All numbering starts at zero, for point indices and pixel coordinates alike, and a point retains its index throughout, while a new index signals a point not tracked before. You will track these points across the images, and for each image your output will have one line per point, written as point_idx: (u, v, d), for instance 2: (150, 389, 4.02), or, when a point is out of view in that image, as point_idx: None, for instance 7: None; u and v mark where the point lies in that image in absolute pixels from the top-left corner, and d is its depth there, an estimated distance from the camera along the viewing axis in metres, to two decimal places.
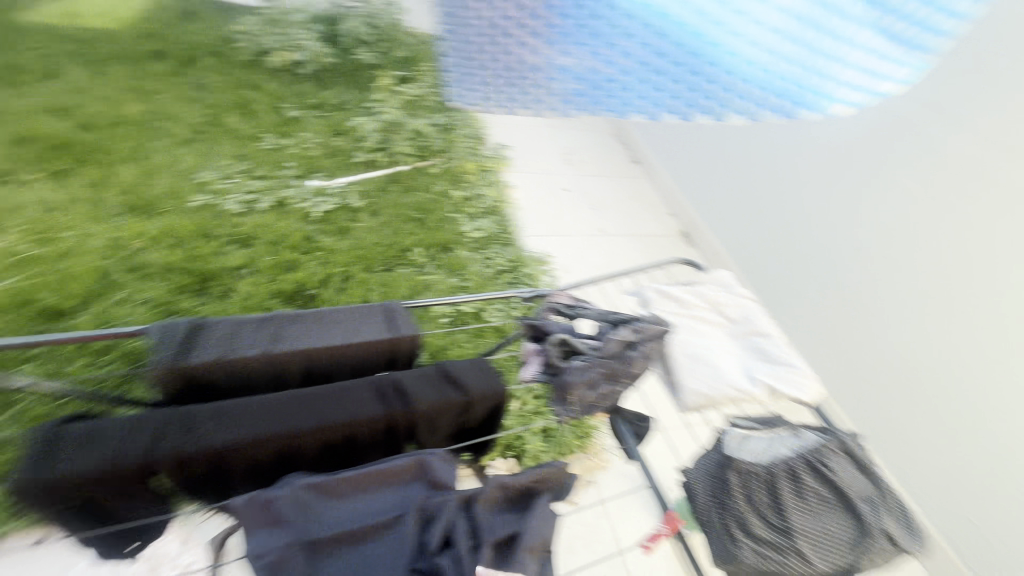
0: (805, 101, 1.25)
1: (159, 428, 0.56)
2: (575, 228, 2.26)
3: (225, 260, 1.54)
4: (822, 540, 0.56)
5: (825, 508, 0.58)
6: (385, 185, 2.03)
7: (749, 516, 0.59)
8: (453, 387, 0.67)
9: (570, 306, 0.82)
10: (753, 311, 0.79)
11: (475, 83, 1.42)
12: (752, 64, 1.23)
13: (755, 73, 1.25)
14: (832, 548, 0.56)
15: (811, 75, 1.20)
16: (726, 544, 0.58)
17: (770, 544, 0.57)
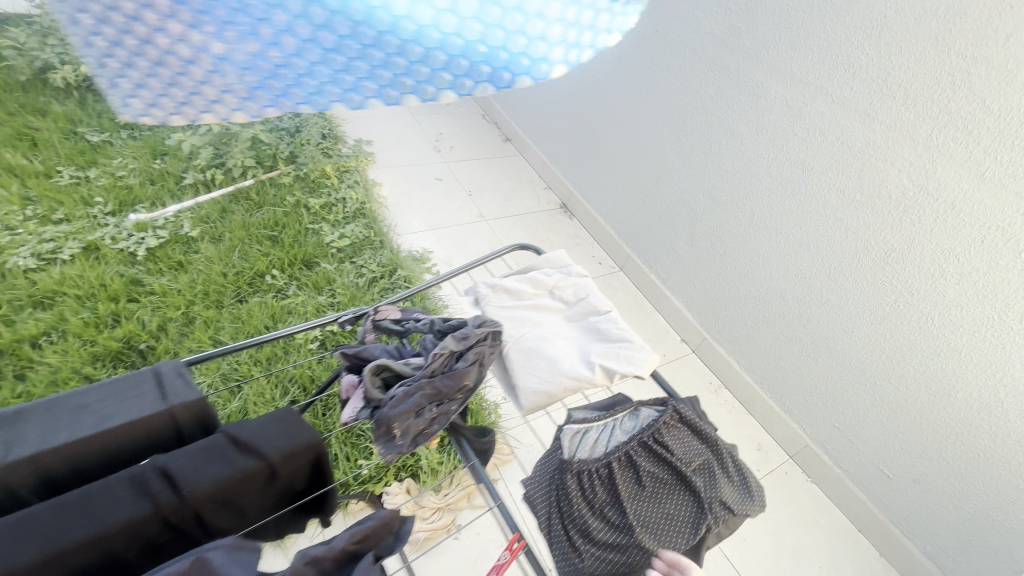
0: (504, 75, 0.37)
1: None
2: (453, 217, 2.16)
3: (17, 329, 1.27)
4: (660, 525, 0.61)
5: (661, 491, 0.62)
6: (226, 204, 1.78)
7: (588, 507, 0.63)
8: (242, 448, 0.55)
9: (400, 320, 0.73)
10: (585, 286, 0.75)
11: (143, 98, 0.36)
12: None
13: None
14: (669, 531, 0.61)
15: None
16: (568, 551, 0.62)
17: (614, 544, 0.60)
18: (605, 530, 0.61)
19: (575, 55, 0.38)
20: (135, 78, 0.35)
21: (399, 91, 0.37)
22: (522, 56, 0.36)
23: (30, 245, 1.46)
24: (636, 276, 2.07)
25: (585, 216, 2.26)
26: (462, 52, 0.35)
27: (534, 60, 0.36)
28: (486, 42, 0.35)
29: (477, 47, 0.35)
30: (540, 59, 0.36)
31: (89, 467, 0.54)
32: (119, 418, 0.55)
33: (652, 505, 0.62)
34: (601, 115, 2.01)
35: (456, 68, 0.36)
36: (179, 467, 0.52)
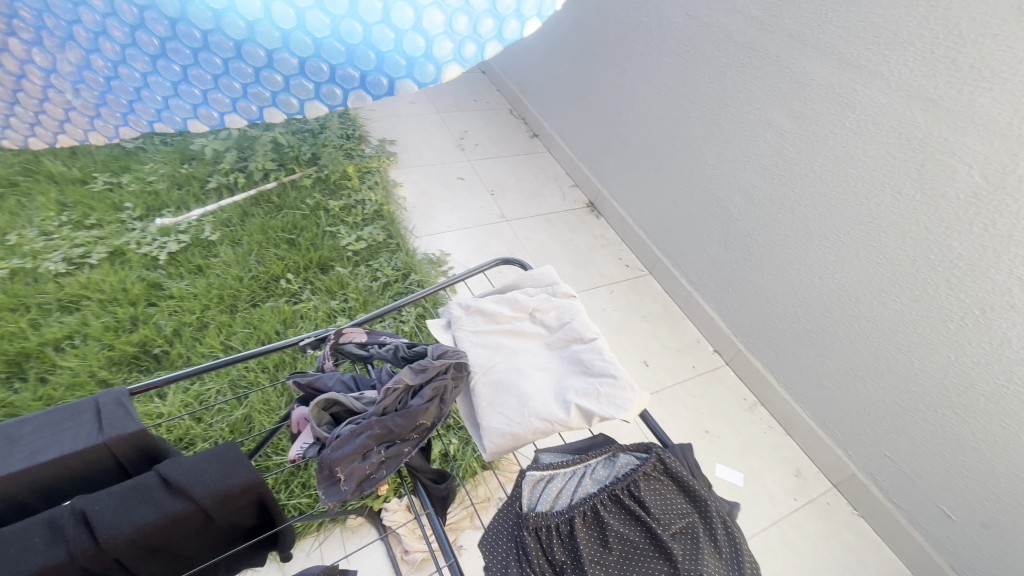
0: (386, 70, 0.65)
1: None
2: (474, 218, 2.10)
3: (43, 332, 1.33)
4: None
5: (629, 555, 0.57)
6: (248, 208, 1.80)
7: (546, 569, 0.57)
8: (173, 491, 0.51)
9: (366, 344, 0.67)
10: (570, 310, 0.66)
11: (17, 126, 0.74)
12: (272, 17, 0.58)
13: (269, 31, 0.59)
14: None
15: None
16: None
17: None
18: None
19: (465, 47, 0.66)
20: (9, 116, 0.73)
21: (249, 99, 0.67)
22: (396, 55, 0.64)
23: (62, 249, 1.52)
24: (666, 281, 1.94)
25: (613, 216, 2.14)
26: (325, 53, 0.62)
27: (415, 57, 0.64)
28: (371, 48, 0.63)
29: (339, 49, 0.62)
30: (420, 55, 0.64)
31: (24, 499, 0.52)
32: (52, 451, 0.52)
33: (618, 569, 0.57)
34: (627, 107, 1.90)
35: (326, 68, 0.64)
36: (98, 511, 0.48)
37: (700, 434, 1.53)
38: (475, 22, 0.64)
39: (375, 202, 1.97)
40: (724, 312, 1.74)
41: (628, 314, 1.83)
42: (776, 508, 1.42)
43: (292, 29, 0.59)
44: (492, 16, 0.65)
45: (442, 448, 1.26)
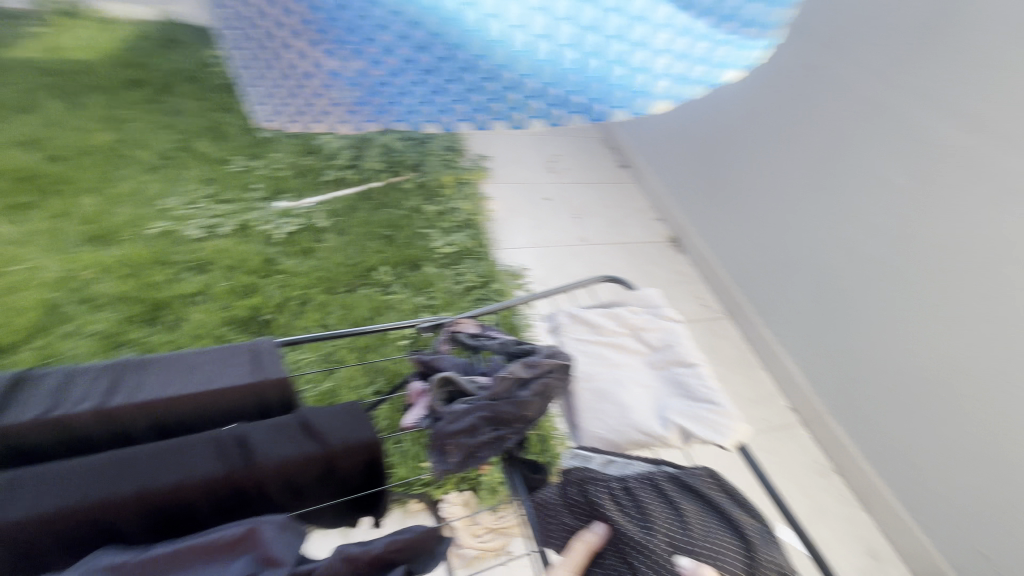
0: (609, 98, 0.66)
1: None
2: (556, 237, 2.16)
3: (178, 287, 1.53)
4: (682, 544, 0.64)
5: (679, 514, 0.67)
6: (356, 203, 1.97)
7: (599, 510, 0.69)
8: (310, 436, 0.59)
9: (476, 335, 0.74)
10: (675, 334, 0.69)
11: (273, 103, 0.66)
12: (521, 43, 0.62)
13: (523, 58, 0.62)
14: (688, 546, 0.64)
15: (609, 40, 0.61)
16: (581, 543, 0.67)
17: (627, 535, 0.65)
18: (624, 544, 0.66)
19: (662, 83, 0.64)
20: (267, 90, 0.65)
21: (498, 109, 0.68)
22: (616, 88, 0.65)
23: (201, 218, 1.74)
24: (744, 327, 1.89)
25: (696, 255, 2.12)
26: (555, 81, 0.64)
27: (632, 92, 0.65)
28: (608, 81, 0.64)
29: (571, 76, 0.64)
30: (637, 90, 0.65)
31: (192, 421, 0.61)
32: (220, 382, 0.62)
33: (674, 523, 0.66)
34: (728, 148, 1.89)
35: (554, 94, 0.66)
36: (256, 439, 0.57)
37: None
38: (694, 64, 0.63)
39: (466, 212, 2.07)
40: (805, 368, 1.67)
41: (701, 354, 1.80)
42: None
43: (542, 55, 0.62)
44: (709, 62, 0.62)
45: None
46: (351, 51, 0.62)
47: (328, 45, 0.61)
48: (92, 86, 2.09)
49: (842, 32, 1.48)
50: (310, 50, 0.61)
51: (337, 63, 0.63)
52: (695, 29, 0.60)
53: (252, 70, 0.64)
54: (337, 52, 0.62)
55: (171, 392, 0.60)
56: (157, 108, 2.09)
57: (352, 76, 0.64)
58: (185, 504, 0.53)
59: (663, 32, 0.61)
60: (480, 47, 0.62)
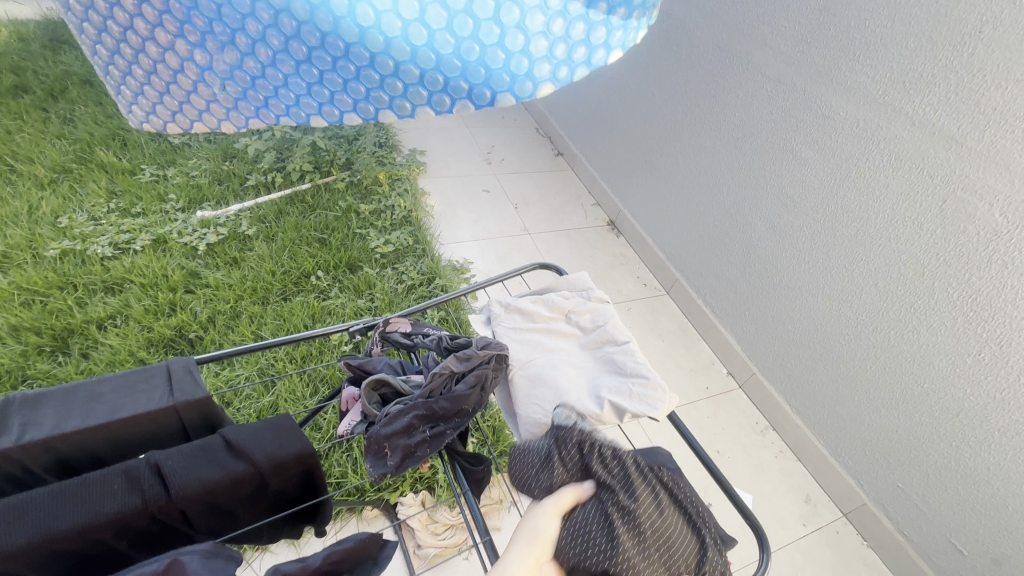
0: (483, 91, 0.38)
1: None
2: (497, 229, 2.16)
3: (88, 311, 1.40)
4: (663, 541, 0.50)
5: (664, 492, 0.54)
6: (284, 206, 1.87)
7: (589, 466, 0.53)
8: (233, 454, 0.56)
9: (410, 334, 0.72)
10: (604, 314, 0.71)
11: (141, 106, 0.42)
12: (383, 18, 0.34)
13: (401, 41, 0.35)
14: (667, 543, 0.51)
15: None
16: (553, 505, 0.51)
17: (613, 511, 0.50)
18: (610, 507, 0.50)
19: (563, 73, 0.39)
20: (133, 88, 0.41)
21: (374, 106, 0.39)
22: (502, 73, 0.37)
23: (109, 234, 1.60)
24: (682, 301, 1.97)
25: (634, 236, 2.18)
26: (437, 66, 0.36)
27: (517, 76, 0.38)
28: (485, 61, 0.36)
29: (454, 60, 0.36)
30: (524, 75, 0.38)
31: (100, 451, 0.56)
32: (128, 409, 0.57)
33: (655, 507, 0.52)
34: (654, 131, 1.94)
35: (434, 83, 0.37)
36: (170, 465, 0.53)
37: (711, 455, 1.55)
38: (576, 48, 0.38)
39: (402, 209, 2.02)
40: (739, 336, 1.76)
41: (645, 331, 1.86)
42: (785, 533, 1.43)
43: (413, 35, 0.35)
44: (592, 44, 0.38)
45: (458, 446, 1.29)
46: (221, 40, 0.36)
47: (183, 28, 0.36)
48: None
49: (746, 14, 1.53)
50: (163, 35, 0.37)
51: (201, 53, 0.37)
52: (571, 10, 0.36)
53: (114, 57, 0.40)
54: (199, 36, 0.36)
55: (70, 424, 0.54)
56: (46, 117, 1.89)
57: (222, 68, 0.38)
58: (93, 545, 0.49)
59: (538, 6, 0.35)
60: (335, 23, 0.34)
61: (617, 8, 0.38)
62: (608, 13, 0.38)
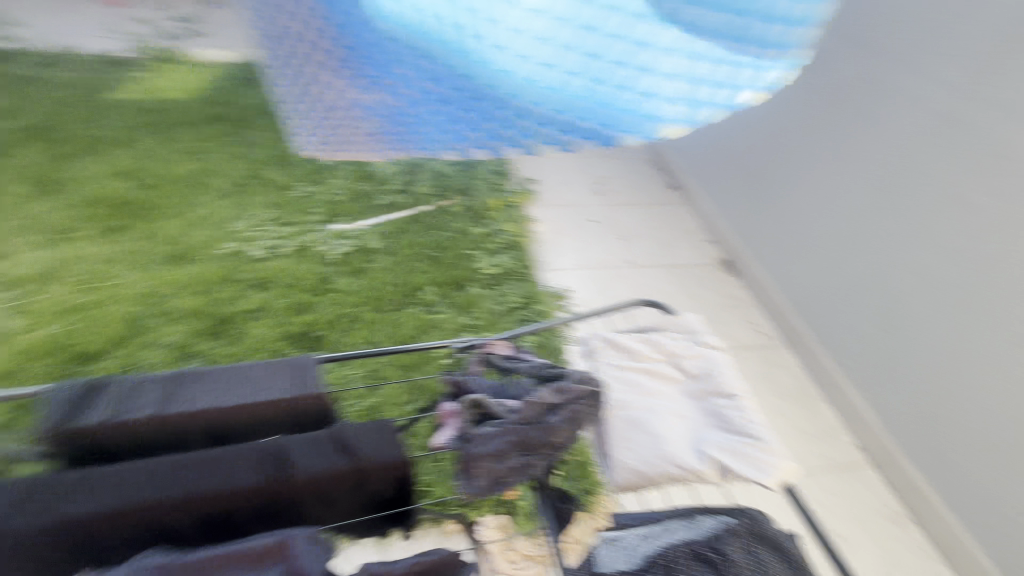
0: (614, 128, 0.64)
1: (14, 504, 0.52)
2: (601, 259, 2.14)
3: (242, 304, 1.65)
4: None
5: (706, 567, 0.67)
6: (406, 226, 2.05)
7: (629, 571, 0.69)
8: (340, 450, 0.61)
9: (507, 358, 0.73)
10: (715, 362, 0.67)
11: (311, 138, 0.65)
12: (525, 76, 0.59)
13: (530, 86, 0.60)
14: None
15: (615, 63, 0.57)
16: None
17: None
18: None
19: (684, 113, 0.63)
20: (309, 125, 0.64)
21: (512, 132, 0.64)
22: (630, 117, 0.62)
23: (265, 240, 1.88)
24: (804, 356, 1.78)
25: (750, 278, 2.04)
26: (574, 113, 0.62)
27: (646, 117, 0.63)
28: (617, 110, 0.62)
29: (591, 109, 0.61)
30: (651, 117, 0.63)
31: (238, 429, 0.65)
32: (264, 395, 0.65)
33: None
34: (784, 169, 1.83)
35: (567, 123, 0.63)
36: (290, 451, 0.59)
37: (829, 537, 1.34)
38: (703, 92, 0.60)
39: (509, 235, 2.11)
40: (875, 404, 1.54)
41: (756, 383, 1.69)
42: None
43: (558, 90, 0.60)
44: (720, 91, 0.60)
45: None
46: (386, 85, 0.61)
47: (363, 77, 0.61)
48: (179, 125, 2.36)
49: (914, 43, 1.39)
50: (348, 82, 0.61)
51: (371, 93, 0.62)
52: (700, 68, 0.58)
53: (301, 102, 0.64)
54: (372, 82, 0.61)
55: (218, 401, 0.64)
56: (232, 141, 2.30)
57: (382, 106, 0.62)
58: (224, 511, 0.56)
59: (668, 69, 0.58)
60: (490, 80, 0.60)
61: (745, 64, 0.58)
62: (738, 67, 0.58)
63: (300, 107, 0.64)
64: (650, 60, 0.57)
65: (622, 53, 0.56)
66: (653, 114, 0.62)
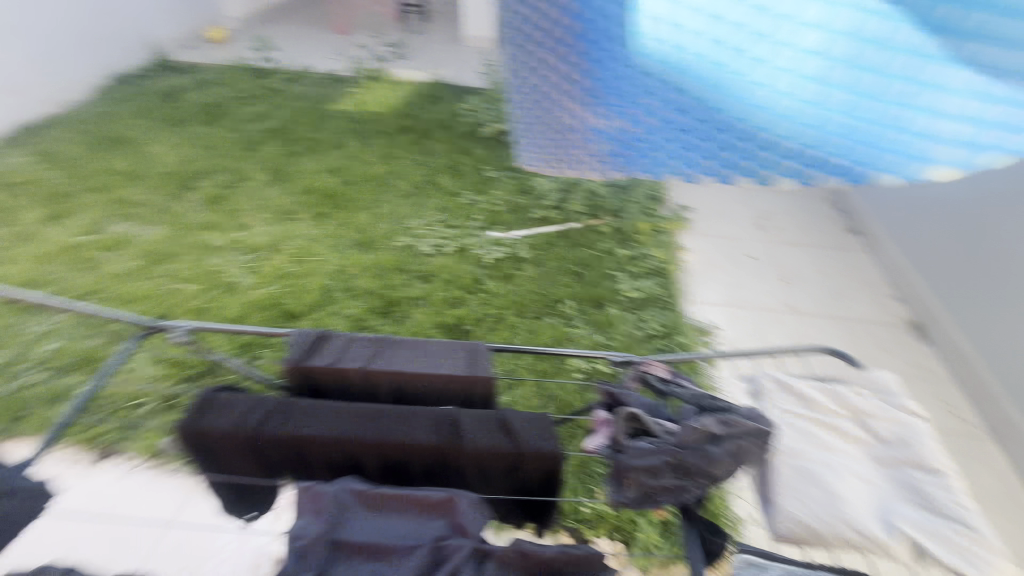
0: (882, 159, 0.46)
1: (266, 417, 0.68)
2: (755, 300, 1.98)
3: (409, 291, 1.87)
4: None
5: None
6: (556, 240, 2.14)
7: None
8: (504, 433, 0.67)
9: (665, 380, 0.73)
10: (910, 433, 0.62)
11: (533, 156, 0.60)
12: (769, 95, 0.45)
13: (784, 121, 0.46)
14: None
15: (891, 86, 0.42)
16: None
17: None
18: None
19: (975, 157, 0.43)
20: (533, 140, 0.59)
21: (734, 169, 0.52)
22: (900, 156, 0.45)
23: (433, 239, 2.12)
24: (1017, 451, 1.47)
25: (949, 347, 1.74)
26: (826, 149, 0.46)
27: (915, 155, 0.44)
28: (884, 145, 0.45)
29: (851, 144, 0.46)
30: (922, 157, 0.44)
31: (418, 395, 0.75)
32: (444, 370, 0.75)
33: None
34: (1002, 223, 1.57)
35: (813, 156, 0.48)
36: (463, 423, 0.67)
37: None
38: (992, 128, 0.42)
39: (656, 262, 2.07)
40: None
41: None
42: None
43: (808, 117, 0.45)
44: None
45: (665, 515, 1.21)
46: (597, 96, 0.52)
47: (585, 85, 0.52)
48: (377, 134, 2.78)
49: None
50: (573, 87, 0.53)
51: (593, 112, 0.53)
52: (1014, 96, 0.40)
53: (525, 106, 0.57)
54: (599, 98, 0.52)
55: (409, 366, 0.75)
56: (418, 151, 2.66)
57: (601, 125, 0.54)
58: (406, 461, 0.66)
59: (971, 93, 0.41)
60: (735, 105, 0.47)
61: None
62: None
63: (521, 116, 0.58)
64: (942, 81, 0.41)
65: (905, 81, 0.42)
66: (922, 152, 0.44)
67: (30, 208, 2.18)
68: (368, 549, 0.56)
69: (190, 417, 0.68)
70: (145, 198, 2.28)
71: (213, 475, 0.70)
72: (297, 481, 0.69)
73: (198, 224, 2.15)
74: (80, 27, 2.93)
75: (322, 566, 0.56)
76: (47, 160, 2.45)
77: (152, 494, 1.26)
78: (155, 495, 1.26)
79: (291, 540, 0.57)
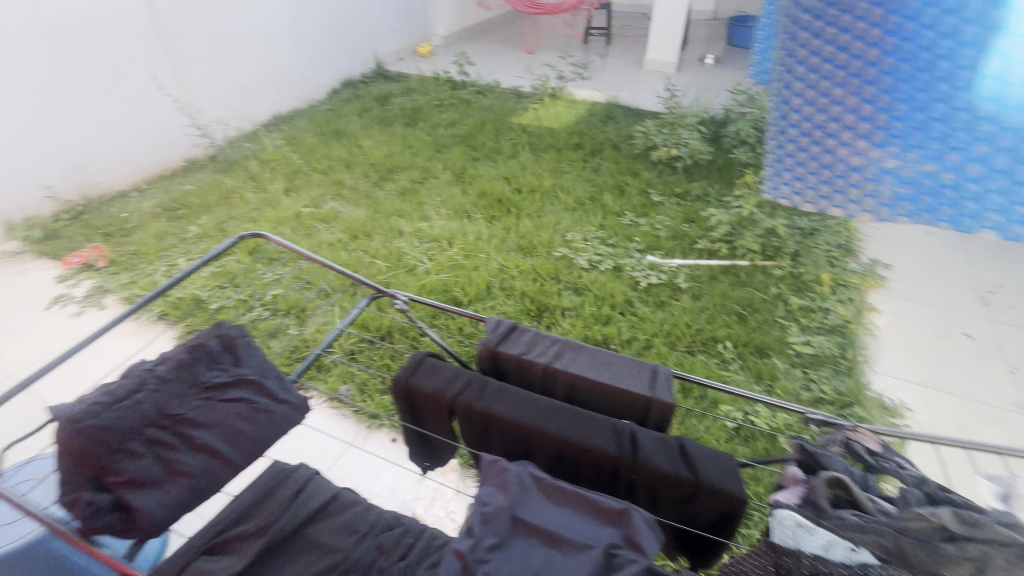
0: None
1: (464, 387, 0.76)
2: (966, 387, 1.64)
3: (561, 300, 1.93)
4: None
5: None
6: (719, 276, 2.02)
7: None
8: (683, 462, 0.66)
9: (877, 454, 0.65)
10: None
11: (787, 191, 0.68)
12: None
13: None
14: None
15: None
16: None
17: None
18: None
19: None
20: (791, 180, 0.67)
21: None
22: None
23: (590, 254, 2.15)
24: None
25: None
26: None
27: None
28: None
29: None
30: None
31: (594, 401, 0.78)
32: (624, 384, 0.76)
33: None
34: None
35: None
36: (642, 441, 0.68)
37: None
38: None
39: (835, 318, 1.84)
40: None
41: None
42: None
43: None
44: None
45: None
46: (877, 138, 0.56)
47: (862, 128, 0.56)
48: (551, 148, 2.93)
49: None
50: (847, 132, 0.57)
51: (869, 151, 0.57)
52: None
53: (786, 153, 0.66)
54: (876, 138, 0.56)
55: (590, 373, 0.77)
56: (585, 167, 2.73)
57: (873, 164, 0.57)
58: (579, 461, 0.69)
59: None
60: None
61: None
62: None
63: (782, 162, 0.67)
64: None
65: None
66: None
67: (274, 179, 2.73)
68: (542, 534, 0.59)
69: (405, 371, 0.80)
70: (354, 183, 2.71)
71: (410, 424, 0.82)
72: (478, 450, 0.77)
73: (391, 210, 2.49)
74: (331, 42, 3.63)
75: (502, 537, 0.58)
76: (291, 143, 3.04)
77: (328, 429, 1.49)
78: (330, 432, 1.49)
79: (475, 504, 0.61)
